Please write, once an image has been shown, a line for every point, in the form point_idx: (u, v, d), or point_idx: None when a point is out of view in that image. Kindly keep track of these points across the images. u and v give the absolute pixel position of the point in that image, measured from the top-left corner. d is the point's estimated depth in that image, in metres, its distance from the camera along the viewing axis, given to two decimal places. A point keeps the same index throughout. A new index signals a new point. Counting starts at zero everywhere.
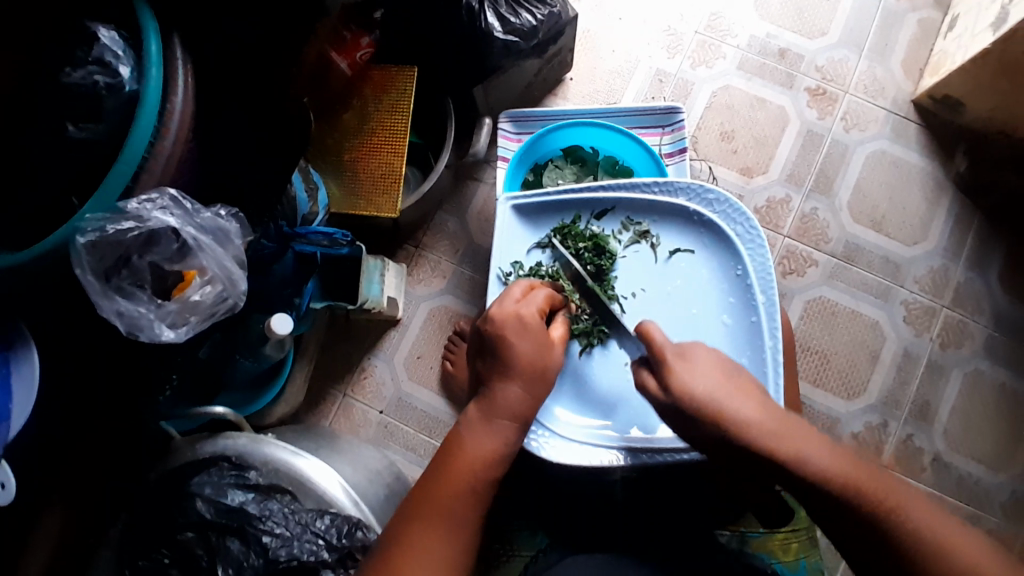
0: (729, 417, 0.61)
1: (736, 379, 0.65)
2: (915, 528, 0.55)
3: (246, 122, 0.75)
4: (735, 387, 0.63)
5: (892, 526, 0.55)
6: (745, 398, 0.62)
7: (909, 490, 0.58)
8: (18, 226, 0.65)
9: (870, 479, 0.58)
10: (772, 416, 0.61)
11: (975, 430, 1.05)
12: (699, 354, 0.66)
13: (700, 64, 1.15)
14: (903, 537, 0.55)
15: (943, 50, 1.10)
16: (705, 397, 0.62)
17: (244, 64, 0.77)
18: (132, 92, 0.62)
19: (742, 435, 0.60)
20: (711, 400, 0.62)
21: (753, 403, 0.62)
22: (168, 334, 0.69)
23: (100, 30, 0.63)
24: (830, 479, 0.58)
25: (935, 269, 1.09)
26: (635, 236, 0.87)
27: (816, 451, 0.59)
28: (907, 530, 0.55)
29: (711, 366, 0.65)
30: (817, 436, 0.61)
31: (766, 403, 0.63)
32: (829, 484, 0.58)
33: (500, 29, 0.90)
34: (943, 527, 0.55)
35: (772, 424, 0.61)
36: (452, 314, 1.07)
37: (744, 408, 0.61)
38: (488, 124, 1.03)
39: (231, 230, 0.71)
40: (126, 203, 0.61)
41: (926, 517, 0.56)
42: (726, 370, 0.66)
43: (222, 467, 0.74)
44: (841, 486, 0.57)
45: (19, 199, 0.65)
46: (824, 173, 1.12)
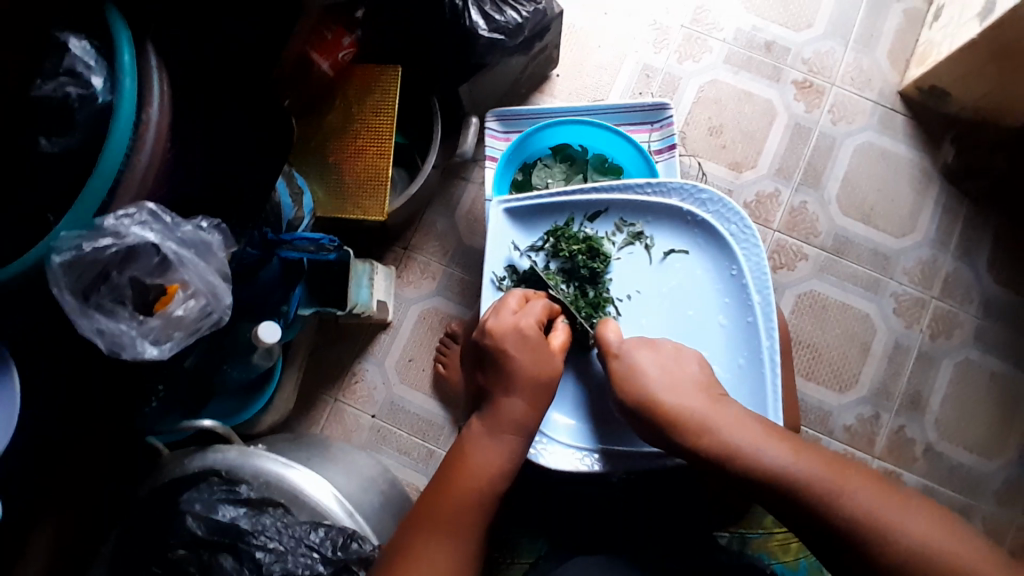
0: (668, 410, 0.68)
1: (683, 381, 0.71)
2: (854, 508, 0.58)
3: (246, 122, 0.76)
4: (677, 382, 0.70)
5: (829, 505, 0.59)
6: (686, 391, 0.69)
7: (851, 470, 0.61)
8: (19, 225, 0.62)
9: (808, 463, 0.62)
10: (710, 408, 0.68)
11: (966, 419, 1.05)
12: (642, 359, 0.73)
13: (687, 58, 1.14)
14: (844, 518, 0.58)
15: (929, 41, 1.10)
16: (643, 396, 0.70)
17: (243, 65, 0.77)
18: (105, 103, 0.61)
19: (680, 427, 0.67)
20: (648, 398, 0.69)
21: (692, 395, 0.69)
22: (151, 351, 0.67)
23: (71, 41, 0.62)
24: (767, 466, 0.62)
25: (925, 260, 1.09)
26: (629, 237, 0.86)
27: (753, 438, 0.64)
28: (847, 510, 0.58)
29: (652, 368, 0.72)
30: (756, 424, 0.66)
31: (707, 396, 0.69)
32: (767, 471, 0.62)
33: (485, 27, 0.87)
34: (884, 506, 0.58)
35: (708, 415, 0.67)
36: (442, 315, 1.05)
37: (681, 401, 0.68)
38: (474, 123, 1.00)
39: (213, 243, 0.69)
40: (102, 219, 0.59)
41: (871, 499, 0.59)
42: (670, 365, 0.72)
43: (212, 481, 0.72)
44: (779, 472, 0.62)
45: (19, 198, 0.62)
46: (812, 166, 1.11)
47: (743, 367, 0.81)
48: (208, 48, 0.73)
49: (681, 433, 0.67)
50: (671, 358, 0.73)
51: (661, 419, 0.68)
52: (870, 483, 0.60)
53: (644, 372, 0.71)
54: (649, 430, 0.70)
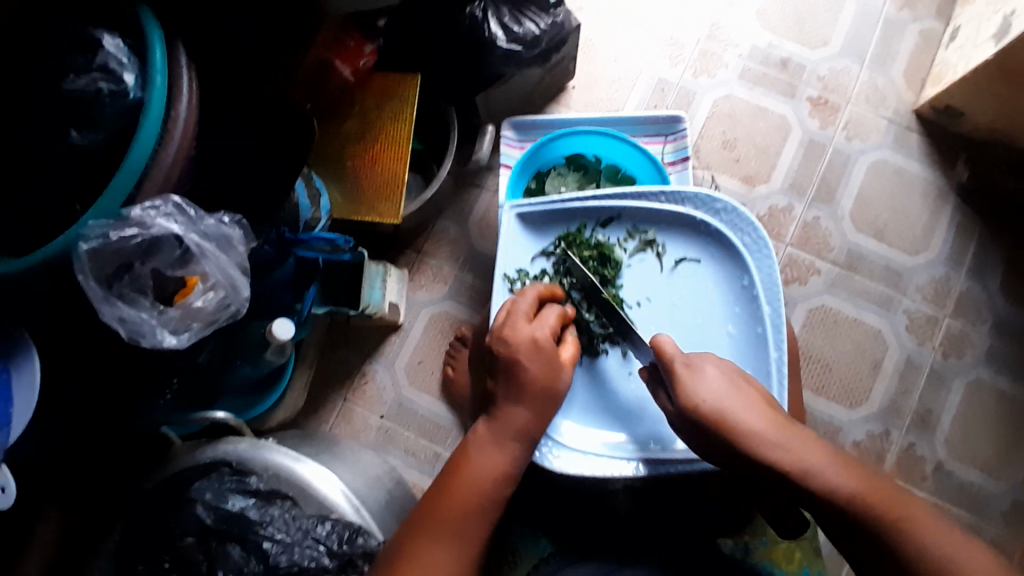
0: (734, 426, 0.63)
1: (747, 393, 0.66)
2: (928, 546, 0.57)
3: (246, 122, 0.75)
4: (745, 399, 0.65)
5: (905, 543, 0.57)
6: (753, 407, 0.65)
7: (920, 505, 0.60)
8: (18, 225, 0.65)
9: (882, 495, 0.59)
10: (782, 430, 0.63)
11: (976, 439, 1.05)
12: (708, 368, 0.67)
13: (702, 73, 1.15)
14: (918, 557, 0.56)
15: (944, 61, 1.11)
16: (711, 406, 0.64)
17: (242, 66, 0.77)
18: (135, 100, 0.63)
19: (748, 445, 0.62)
20: (715, 410, 0.64)
21: (762, 413, 0.64)
22: (170, 340, 0.69)
23: (104, 38, 0.64)
24: (842, 496, 0.59)
25: (937, 279, 1.09)
26: (640, 245, 0.87)
27: (827, 466, 0.61)
28: (920, 549, 0.57)
29: (719, 380, 0.66)
30: (827, 450, 0.63)
31: (774, 414, 0.65)
32: (843, 502, 0.59)
33: (504, 39, 0.90)
34: (956, 547, 0.57)
35: (781, 435, 0.63)
36: (453, 319, 1.07)
37: (749, 417, 0.64)
38: (489, 130, 1.03)
39: (234, 237, 0.71)
40: (130, 210, 0.61)
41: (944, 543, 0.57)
42: (734, 379, 0.67)
43: (222, 472, 0.74)
44: (856, 505, 0.59)
45: (19, 199, 0.65)
46: (825, 181, 1.12)
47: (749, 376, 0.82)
48: (210, 51, 0.74)
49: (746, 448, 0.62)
50: (732, 372, 0.69)
51: (727, 433, 0.63)
52: (937, 520, 0.59)
53: (707, 381, 0.66)
54: (710, 439, 0.64)
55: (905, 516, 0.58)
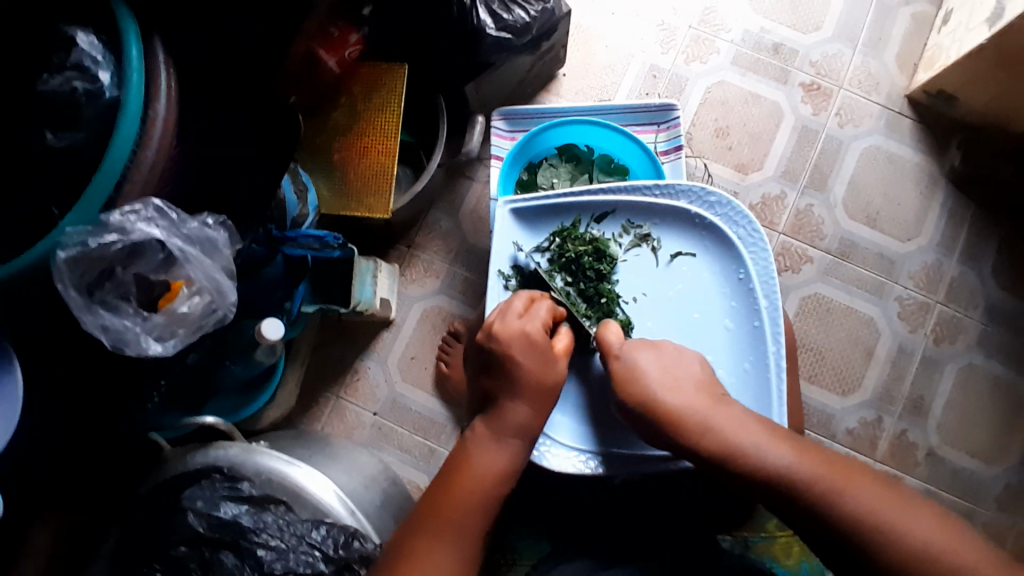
0: (666, 407, 0.67)
1: (681, 374, 0.70)
2: (856, 509, 0.57)
3: (246, 122, 0.76)
4: (676, 380, 0.69)
5: (835, 509, 0.58)
6: (686, 389, 0.68)
7: (857, 471, 0.60)
8: (18, 226, 0.62)
9: (813, 465, 0.60)
10: (712, 409, 0.66)
11: (968, 424, 1.05)
12: (641, 359, 0.71)
13: (694, 59, 1.13)
14: (846, 521, 0.57)
15: (937, 45, 1.10)
16: (641, 393, 0.69)
17: (242, 65, 0.78)
18: (113, 99, 0.60)
19: (679, 425, 0.66)
20: (647, 398, 0.68)
21: (693, 395, 0.68)
22: (155, 348, 0.67)
23: (78, 35, 0.61)
24: (773, 469, 0.61)
25: (929, 265, 1.09)
26: (636, 239, 0.86)
27: (756, 441, 0.63)
28: (853, 515, 0.57)
29: (653, 366, 0.71)
30: (761, 427, 0.65)
31: (705, 394, 0.68)
32: (773, 474, 0.61)
33: (493, 26, 0.88)
34: (891, 511, 0.57)
35: (710, 416, 0.66)
36: (446, 314, 1.05)
37: (681, 399, 0.67)
38: (480, 121, 1.00)
39: (219, 240, 0.69)
40: (108, 216, 0.59)
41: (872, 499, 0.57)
42: (670, 365, 0.71)
43: (214, 479, 0.72)
44: (784, 475, 0.60)
45: (19, 200, 0.62)
46: (818, 168, 1.11)
47: (748, 371, 0.81)
48: (210, 50, 0.74)
49: (677, 427, 0.66)
50: (670, 357, 0.72)
51: (659, 417, 0.67)
52: (873, 485, 0.59)
53: (640, 369, 0.70)
54: (649, 429, 0.69)
55: (838, 483, 0.59)
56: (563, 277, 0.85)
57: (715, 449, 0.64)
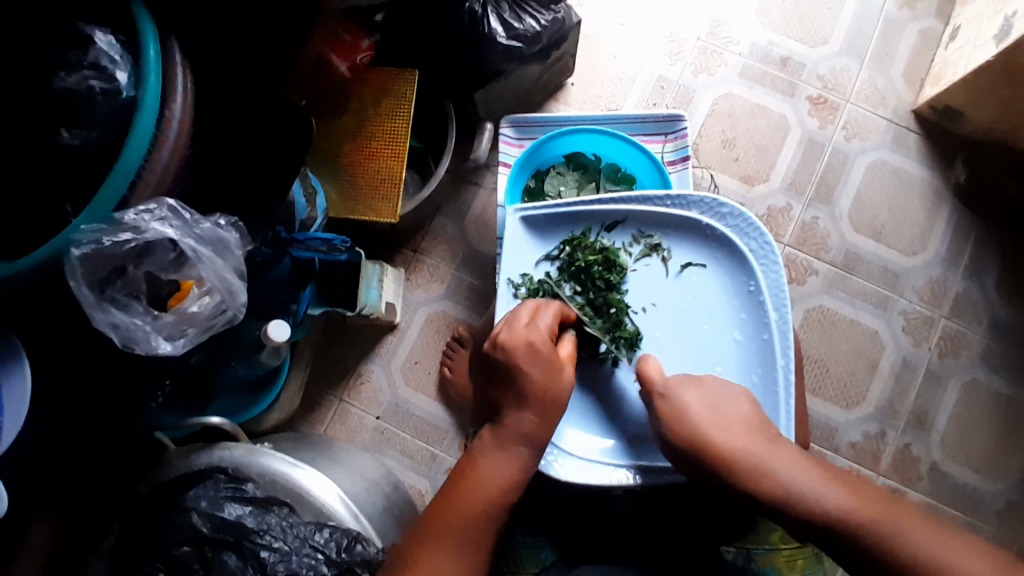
0: (714, 446, 0.67)
1: (726, 410, 0.71)
2: (915, 551, 0.58)
3: (246, 122, 0.74)
4: (723, 418, 0.69)
5: (897, 557, 0.58)
6: (737, 429, 0.68)
7: (914, 515, 0.60)
8: (19, 225, 0.63)
9: (871, 511, 0.61)
10: (762, 449, 0.67)
11: (971, 439, 1.05)
12: (686, 397, 0.71)
13: (701, 70, 1.14)
14: (905, 564, 0.58)
15: (944, 61, 1.10)
16: (687, 432, 0.69)
17: (242, 65, 0.77)
18: (129, 99, 0.61)
19: (729, 465, 0.66)
20: (695, 438, 0.68)
21: (744, 436, 0.68)
22: (164, 347, 0.67)
23: (96, 34, 0.62)
24: (832, 515, 0.61)
25: (934, 279, 1.09)
26: (646, 249, 0.86)
27: (813, 486, 0.63)
28: (914, 562, 0.57)
29: (697, 402, 0.71)
30: (814, 470, 0.65)
31: (753, 432, 0.68)
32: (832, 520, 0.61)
33: (503, 35, 0.88)
34: (953, 556, 0.57)
35: (763, 458, 0.66)
36: (449, 319, 1.05)
37: (729, 438, 0.68)
38: (489, 129, 1.03)
39: (230, 241, 0.69)
40: (123, 214, 0.59)
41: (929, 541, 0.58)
42: (716, 403, 0.71)
43: (217, 480, 0.72)
44: (844, 522, 0.61)
45: (19, 200, 0.63)
46: (824, 181, 1.11)
47: (756, 384, 0.81)
48: (210, 51, 0.73)
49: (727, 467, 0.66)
50: (716, 395, 0.72)
51: (708, 458, 0.67)
52: (932, 530, 0.59)
53: (686, 407, 0.70)
54: (697, 468, 0.68)
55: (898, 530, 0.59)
56: (572, 287, 0.85)
57: (769, 493, 0.64)
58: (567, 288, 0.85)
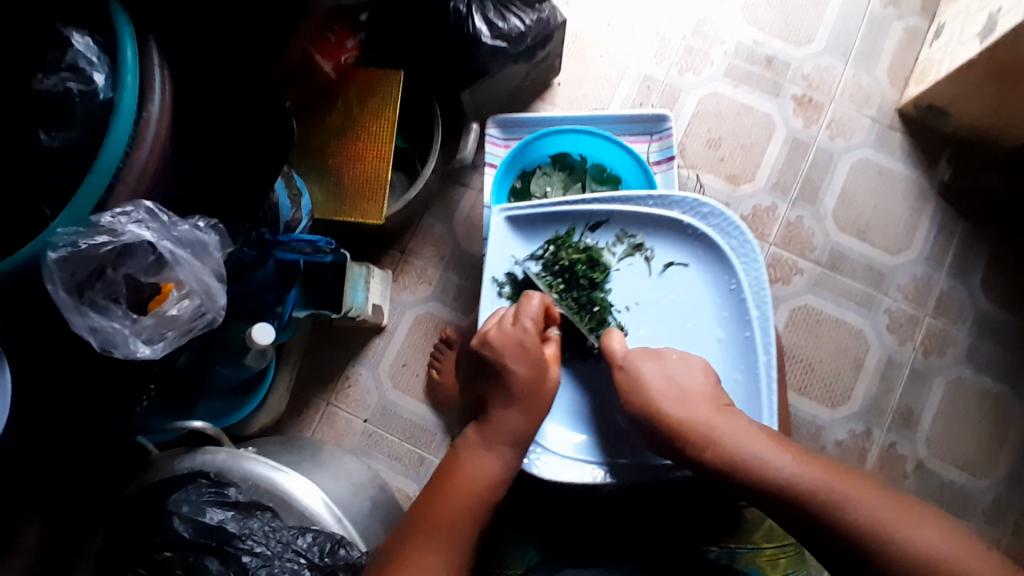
0: (673, 417, 0.69)
1: (688, 382, 0.72)
2: (859, 515, 0.58)
3: (246, 122, 0.77)
4: (686, 392, 0.71)
5: (842, 516, 0.58)
6: (698, 402, 0.70)
7: (865, 479, 0.61)
8: (18, 226, 0.62)
9: (820, 475, 0.61)
10: (720, 418, 0.68)
11: (957, 437, 1.05)
12: (646, 369, 0.73)
13: (687, 70, 1.14)
14: (849, 526, 0.58)
15: (928, 60, 1.11)
16: (650, 404, 0.71)
17: (240, 65, 0.79)
18: (106, 100, 0.60)
19: (686, 435, 0.68)
20: (657, 410, 0.70)
21: (703, 407, 0.69)
22: (143, 350, 0.67)
23: (73, 35, 0.61)
24: (783, 478, 0.62)
25: (919, 277, 1.10)
26: (629, 249, 0.86)
27: (766, 451, 0.64)
28: (859, 524, 0.58)
29: (658, 377, 0.72)
30: (769, 438, 0.66)
31: (714, 403, 0.70)
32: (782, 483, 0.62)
33: (488, 35, 0.88)
34: (899, 519, 0.57)
35: (721, 427, 0.67)
36: (437, 321, 1.05)
37: (689, 409, 0.69)
38: (475, 129, 1.02)
39: (209, 243, 0.68)
40: (99, 216, 0.59)
41: (876, 504, 0.59)
42: (677, 377, 0.72)
43: (200, 484, 0.71)
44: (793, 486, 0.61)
45: (19, 200, 0.62)
46: (809, 180, 1.12)
47: (739, 381, 0.81)
48: (210, 51, 0.75)
49: (684, 437, 0.68)
50: (680, 369, 0.74)
51: (667, 428, 0.69)
52: (882, 493, 0.60)
53: (646, 380, 0.72)
54: (660, 439, 0.70)
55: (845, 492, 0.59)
56: (550, 278, 0.85)
57: (723, 458, 0.65)
58: (547, 280, 0.85)
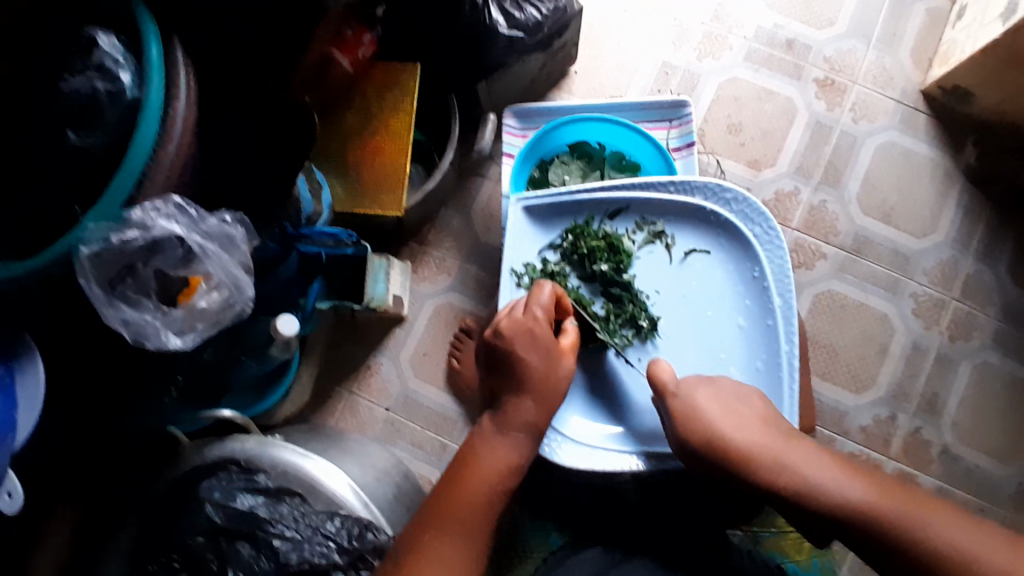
0: (730, 446, 0.69)
1: (738, 407, 0.73)
2: (928, 542, 0.59)
3: (246, 122, 0.75)
4: (739, 416, 0.71)
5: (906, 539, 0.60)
6: (749, 428, 0.70)
7: (927, 501, 0.62)
8: (18, 225, 0.65)
9: (879, 496, 0.63)
10: (778, 443, 0.69)
11: (983, 421, 1.04)
12: (701, 395, 0.73)
13: (706, 55, 1.13)
14: (922, 552, 0.59)
15: (952, 40, 1.09)
16: (702, 431, 0.71)
17: (241, 65, 0.78)
18: (134, 100, 0.62)
19: (747, 463, 0.68)
20: (707, 435, 0.70)
21: (756, 432, 0.70)
22: (174, 342, 0.69)
23: (99, 36, 0.63)
24: (840, 498, 0.63)
25: (945, 262, 1.08)
26: (649, 236, 0.86)
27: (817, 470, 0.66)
28: (928, 548, 0.59)
29: (710, 403, 0.72)
30: (820, 456, 0.67)
31: (769, 429, 0.70)
32: (842, 508, 0.63)
33: (505, 25, 0.89)
34: (962, 536, 0.59)
35: (776, 451, 0.68)
36: (456, 311, 1.06)
37: (745, 435, 0.69)
38: (492, 119, 1.01)
39: (237, 236, 0.70)
40: (130, 211, 0.60)
41: (939, 526, 0.60)
42: (730, 400, 0.73)
43: (230, 471, 0.74)
44: (851, 505, 0.63)
45: (19, 199, 0.65)
46: (832, 165, 1.10)
47: (760, 370, 0.81)
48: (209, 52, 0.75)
49: (747, 465, 0.68)
50: (727, 391, 0.74)
51: (722, 452, 0.69)
52: (947, 517, 0.61)
53: (703, 409, 0.72)
54: (706, 464, 0.71)
55: (903, 510, 0.61)
56: (607, 264, 0.84)
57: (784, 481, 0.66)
58: (603, 267, 0.84)
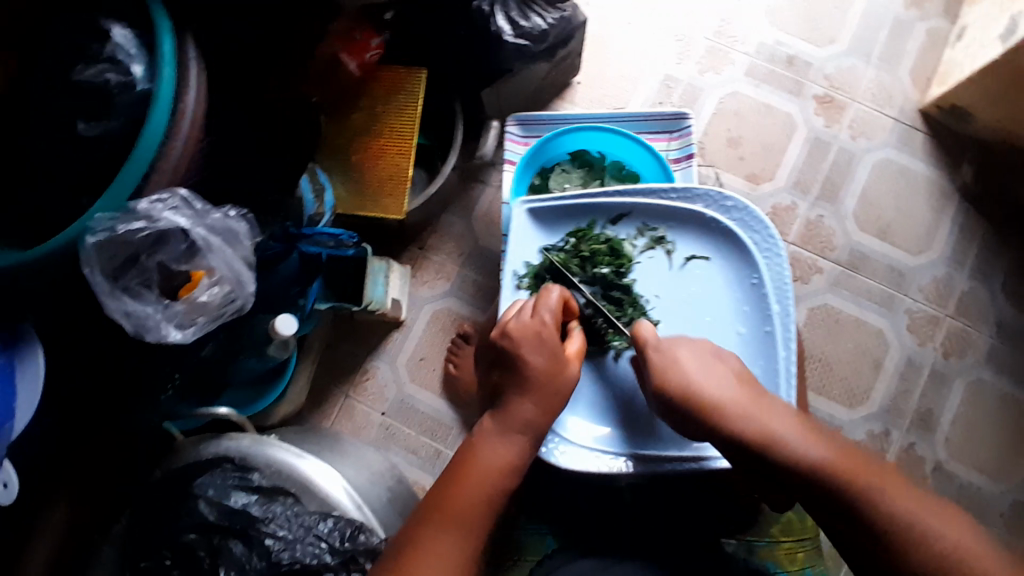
0: (705, 400, 0.67)
1: (717, 365, 0.70)
2: (892, 513, 0.58)
3: (246, 122, 0.74)
4: (717, 372, 0.69)
5: (866, 505, 0.59)
6: (722, 383, 0.68)
7: (894, 476, 0.61)
8: (18, 225, 0.66)
9: (847, 465, 0.61)
10: (756, 405, 0.66)
11: (976, 438, 1.05)
12: (682, 352, 0.71)
13: (708, 70, 1.15)
14: (884, 523, 0.58)
15: (950, 61, 1.11)
16: (677, 381, 0.69)
17: (241, 65, 0.76)
18: (144, 91, 0.62)
19: (720, 417, 0.66)
20: (684, 388, 0.68)
21: (734, 389, 0.68)
22: (175, 334, 0.68)
23: (114, 28, 0.64)
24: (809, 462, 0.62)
25: (940, 279, 1.09)
26: (650, 242, 0.87)
27: (792, 433, 0.64)
28: (890, 519, 0.58)
29: (690, 359, 0.70)
30: (796, 422, 0.65)
31: (747, 388, 0.68)
32: (806, 469, 0.62)
33: (511, 32, 0.88)
34: (925, 514, 0.58)
35: (753, 412, 0.66)
36: (454, 315, 1.06)
37: (721, 391, 0.67)
38: (496, 126, 1.08)
39: (240, 231, 0.70)
40: (136, 202, 0.60)
41: (905, 501, 0.58)
42: (710, 357, 0.71)
43: (225, 468, 0.74)
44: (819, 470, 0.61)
45: (19, 199, 0.66)
46: (830, 180, 1.12)
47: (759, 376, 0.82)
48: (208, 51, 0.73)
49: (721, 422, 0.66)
50: (707, 349, 0.72)
51: (696, 406, 0.67)
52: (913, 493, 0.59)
53: (682, 362, 0.70)
54: (679, 416, 0.69)
55: (870, 480, 0.60)
56: (607, 268, 0.85)
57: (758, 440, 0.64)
58: (604, 270, 0.85)
